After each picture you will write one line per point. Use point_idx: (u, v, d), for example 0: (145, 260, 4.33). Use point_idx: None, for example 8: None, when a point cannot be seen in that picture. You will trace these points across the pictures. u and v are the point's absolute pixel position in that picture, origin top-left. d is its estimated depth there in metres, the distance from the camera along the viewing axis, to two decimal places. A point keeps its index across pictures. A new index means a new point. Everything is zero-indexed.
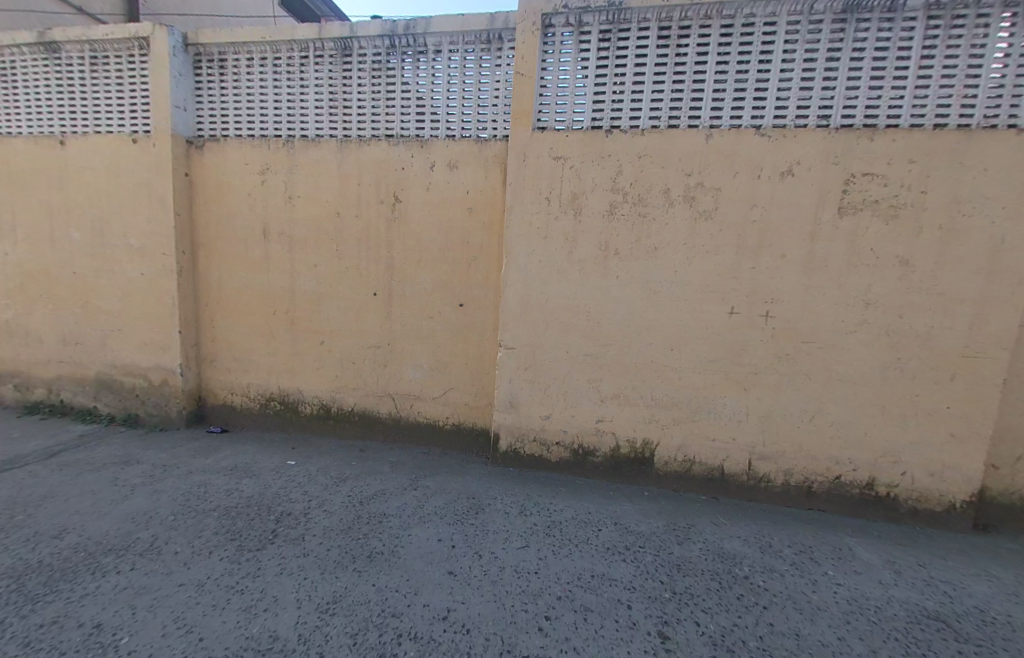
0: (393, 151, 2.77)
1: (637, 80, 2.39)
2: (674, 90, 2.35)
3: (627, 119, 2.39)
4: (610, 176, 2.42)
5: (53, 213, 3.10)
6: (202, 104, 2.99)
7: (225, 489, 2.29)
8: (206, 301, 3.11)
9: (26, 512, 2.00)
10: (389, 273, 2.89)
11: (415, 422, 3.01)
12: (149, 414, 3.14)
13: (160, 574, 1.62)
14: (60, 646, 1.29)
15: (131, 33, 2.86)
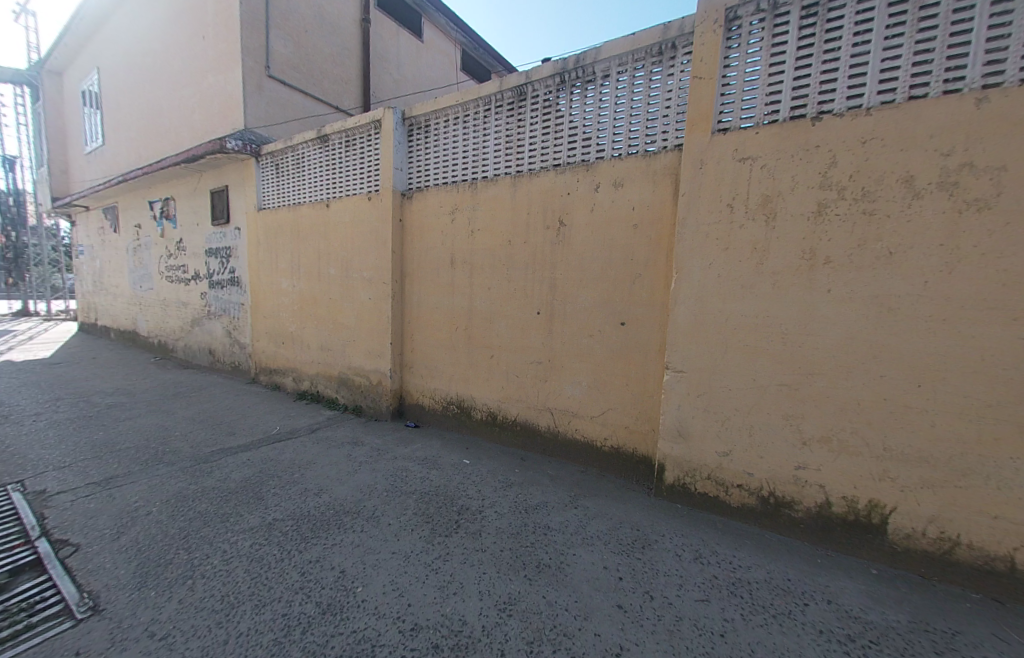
0: (560, 178, 2.92)
1: (857, 52, 1.96)
2: (918, 52, 1.84)
3: (842, 100, 1.98)
4: (816, 171, 2.03)
5: (320, 255, 4.30)
6: (412, 162, 3.73)
7: (418, 477, 2.71)
8: (408, 318, 3.81)
9: (299, 472, 2.74)
10: (553, 292, 3.01)
11: (574, 440, 3.02)
12: (368, 406, 3.98)
13: (379, 540, 2.00)
14: (322, 581, 1.71)
15: (369, 118, 3.79)
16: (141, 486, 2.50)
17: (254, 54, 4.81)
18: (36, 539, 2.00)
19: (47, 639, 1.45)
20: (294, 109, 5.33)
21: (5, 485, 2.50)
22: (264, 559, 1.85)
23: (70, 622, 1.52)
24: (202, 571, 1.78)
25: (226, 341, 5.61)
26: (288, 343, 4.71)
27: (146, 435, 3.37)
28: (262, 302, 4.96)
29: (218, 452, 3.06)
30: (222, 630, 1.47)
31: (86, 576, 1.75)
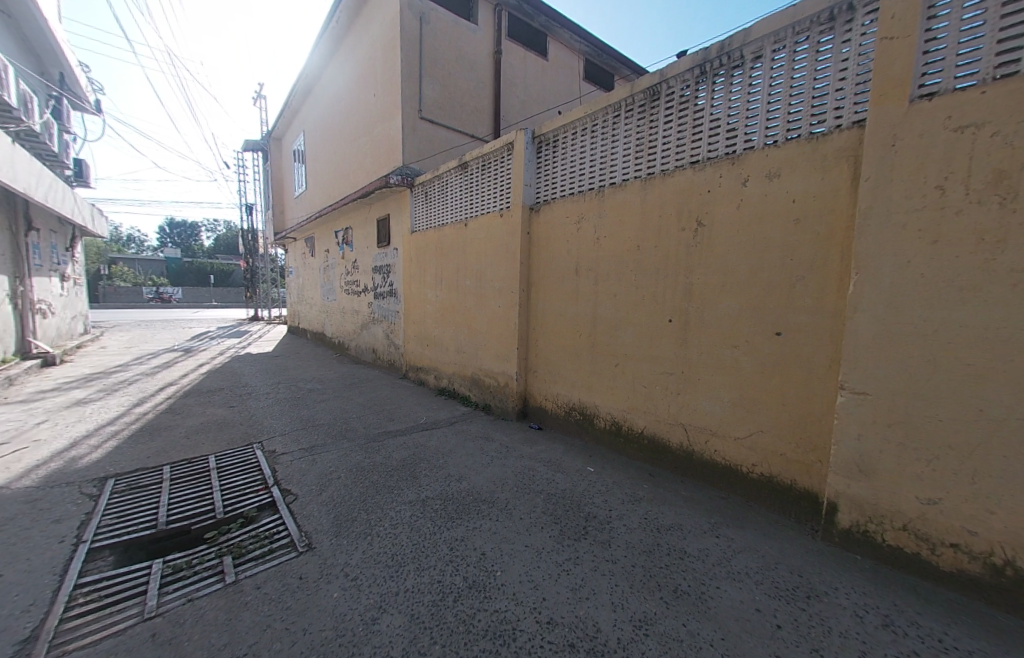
0: (699, 176, 2.71)
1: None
2: None
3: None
4: None
5: (458, 268, 4.78)
6: (540, 176, 3.88)
7: (545, 477, 2.78)
8: (533, 325, 3.96)
9: (442, 458, 3.08)
10: (688, 299, 2.80)
11: (712, 461, 2.73)
12: (496, 405, 4.25)
13: (513, 531, 2.12)
14: (466, 559, 1.91)
15: (503, 141, 4.07)
16: (330, 455, 3.14)
17: (410, 101, 5.67)
18: (272, 485, 2.68)
19: (283, 561, 1.94)
20: (439, 142, 6.09)
21: (250, 443, 3.41)
22: (420, 530, 2.15)
23: (294, 552, 2.00)
24: (376, 531, 2.15)
25: (384, 342, 6.64)
26: (431, 345, 5.34)
27: (332, 415, 4.21)
28: (412, 309, 5.74)
29: (381, 434, 3.64)
30: (393, 583, 1.76)
31: (301, 519, 2.28)
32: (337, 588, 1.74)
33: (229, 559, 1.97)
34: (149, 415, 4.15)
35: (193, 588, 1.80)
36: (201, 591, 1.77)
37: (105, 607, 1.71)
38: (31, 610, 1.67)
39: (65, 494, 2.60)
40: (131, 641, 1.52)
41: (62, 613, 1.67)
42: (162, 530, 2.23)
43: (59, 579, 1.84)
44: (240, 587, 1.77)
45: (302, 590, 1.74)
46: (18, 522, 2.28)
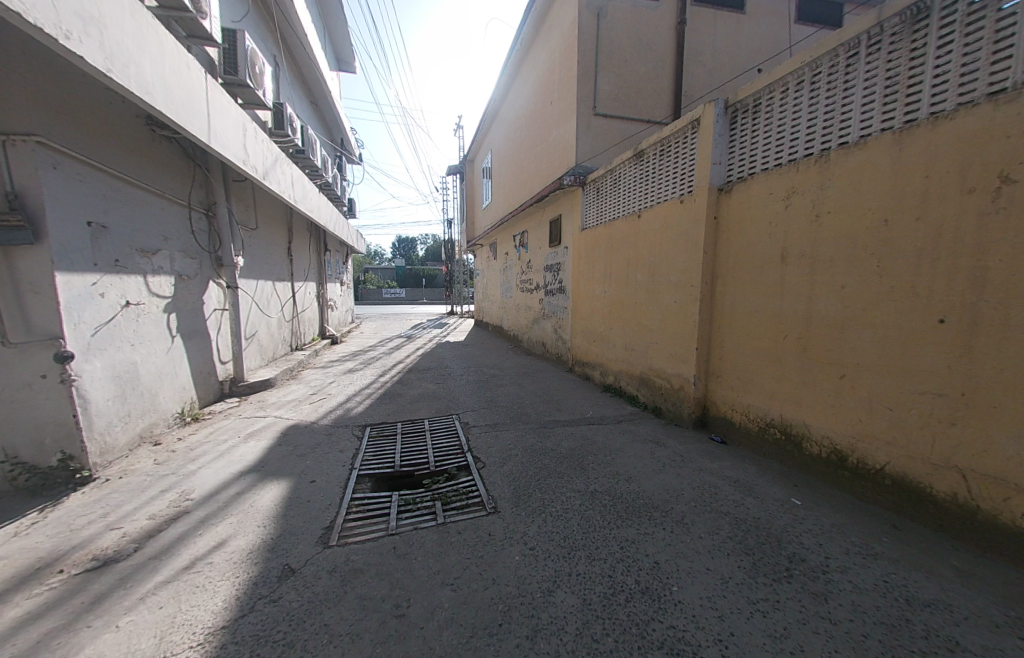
0: (1006, 111, 1.88)
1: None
2: None
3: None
4: None
5: (629, 262, 4.54)
6: (734, 151, 3.31)
7: (730, 498, 2.41)
8: (718, 323, 3.44)
9: (611, 455, 3.02)
10: (978, 293, 1.98)
11: (1017, 527, 1.88)
12: (669, 409, 3.89)
13: (692, 548, 1.92)
14: (640, 562, 1.83)
15: (687, 119, 3.63)
16: (508, 435, 3.46)
17: (586, 100, 5.72)
18: (466, 451, 3.14)
19: (478, 516, 2.25)
20: (613, 136, 5.95)
21: (449, 414, 4.07)
22: (591, 520, 2.16)
23: (485, 511, 2.29)
24: (550, 510, 2.26)
25: (554, 337, 6.92)
26: (599, 340, 5.28)
27: (511, 399, 4.65)
28: (581, 306, 5.79)
29: (552, 422, 3.81)
30: (566, 564, 1.83)
31: (489, 485, 2.60)
32: (518, 552, 1.92)
33: (438, 504, 2.41)
34: (385, 384, 5.42)
35: (417, 519, 2.27)
36: (421, 523, 2.22)
37: (364, 518, 2.32)
38: (329, 508, 2.42)
39: (343, 433, 3.65)
40: (380, 548, 2.03)
41: (346, 514, 2.35)
42: (395, 471, 2.88)
43: (342, 491, 2.60)
44: (447, 529, 2.15)
45: (491, 545, 1.99)
46: (321, 447, 3.32)
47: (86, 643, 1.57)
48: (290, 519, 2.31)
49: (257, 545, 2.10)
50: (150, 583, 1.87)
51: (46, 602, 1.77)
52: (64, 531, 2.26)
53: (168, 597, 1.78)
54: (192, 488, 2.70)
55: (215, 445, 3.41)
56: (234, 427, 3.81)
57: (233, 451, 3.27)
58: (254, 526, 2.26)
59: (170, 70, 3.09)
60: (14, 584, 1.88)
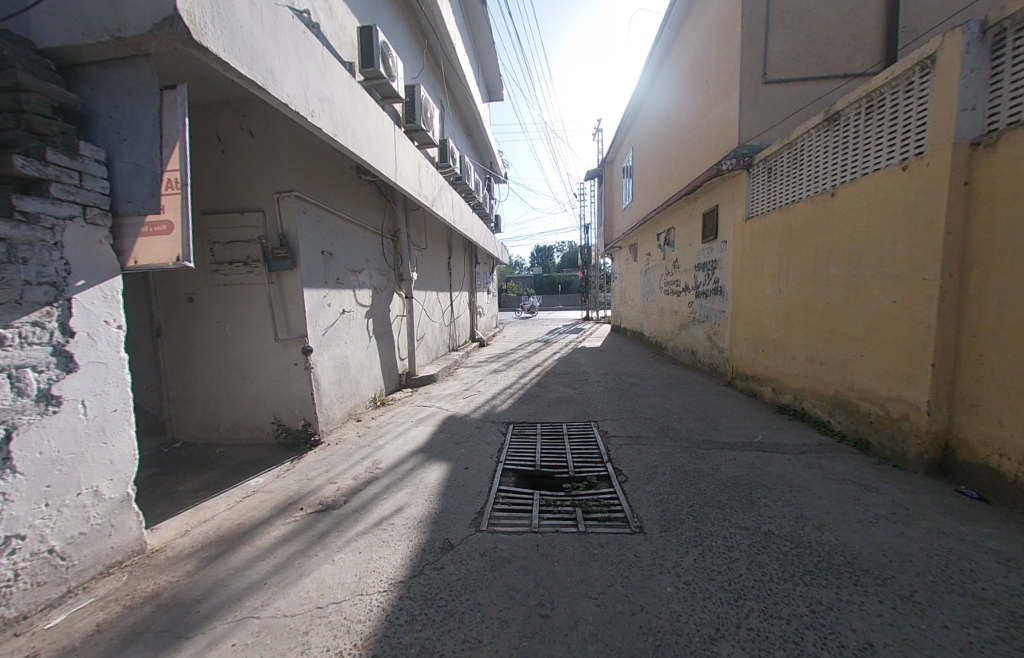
0: None
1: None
2: None
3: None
4: None
5: (817, 255, 3.67)
6: (999, 88, 2.35)
7: (1001, 582, 1.68)
8: (975, 332, 2.45)
9: (790, 492, 2.48)
10: None
11: None
12: (882, 444, 2.97)
13: (932, 640, 1.40)
14: (842, 639, 1.42)
15: (914, 59, 2.73)
16: (653, 449, 3.19)
17: (752, 69, 4.92)
18: (606, 461, 3.01)
19: (621, 532, 2.11)
20: (791, 104, 4.96)
21: (588, 421, 3.99)
22: (766, 568, 1.79)
23: (628, 529, 2.13)
24: (708, 544, 1.97)
25: (707, 344, 6.14)
26: (771, 350, 4.44)
27: (655, 411, 4.28)
28: (745, 309, 4.97)
29: (708, 442, 3.35)
30: (733, 612, 1.55)
31: (632, 501, 2.42)
32: (670, 584, 1.72)
33: (579, 511, 2.35)
34: (525, 386, 5.65)
35: (559, 523, 2.25)
36: (563, 527, 2.19)
37: (509, 511, 2.42)
38: (480, 496, 2.60)
39: (490, 427, 3.93)
40: (524, 544, 2.07)
41: (493, 505, 2.49)
42: (536, 470, 2.95)
43: (490, 482, 2.78)
44: (589, 539, 2.07)
45: (638, 568, 1.83)
46: (473, 438, 3.63)
47: (315, 568, 2.03)
48: (450, 499, 2.58)
49: (426, 517, 2.40)
50: (354, 531, 2.32)
51: (292, 530, 2.36)
52: (303, 480, 3.00)
53: (365, 546, 2.16)
54: (380, 459, 3.28)
55: (396, 426, 4.08)
56: (407, 414, 4.49)
57: (408, 433, 3.85)
58: (423, 500, 2.59)
59: (372, 127, 3.85)
60: (276, 512, 2.57)
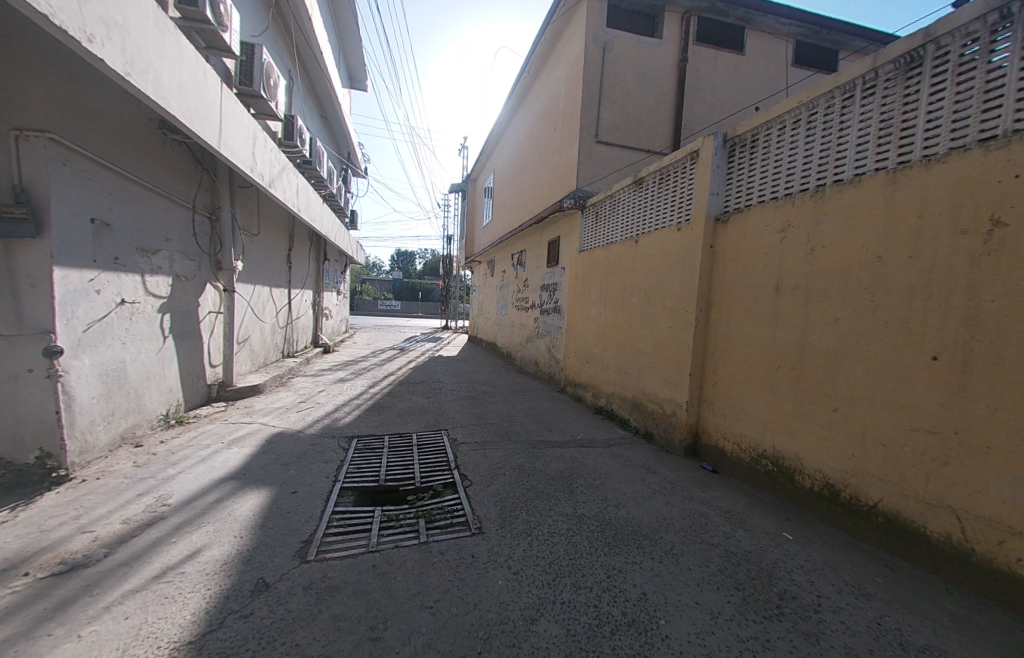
0: (998, 156, 1.84)
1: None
2: None
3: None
4: None
5: (625, 286, 4.55)
6: (730, 183, 3.35)
7: (721, 529, 2.36)
8: (713, 351, 3.40)
9: (601, 479, 2.97)
10: (971, 328, 1.91)
11: (1011, 573, 1.76)
12: (660, 435, 3.83)
13: (680, 581, 1.86)
14: (626, 594, 1.77)
15: (687, 150, 3.70)
16: (497, 452, 3.40)
17: (588, 128, 5.87)
18: (452, 468, 3.07)
19: (460, 536, 2.18)
20: (614, 163, 6.08)
21: (438, 430, 4.00)
22: (578, 546, 2.10)
23: (469, 531, 2.21)
24: (536, 533, 2.20)
25: (547, 356, 6.88)
26: (592, 362, 5.25)
27: (500, 417, 4.58)
28: (576, 326, 5.78)
29: (543, 443, 3.74)
30: (550, 591, 1.77)
31: (474, 504, 2.53)
32: (501, 577, 1.85)
33: (422, 522, 2.33)
34: (373, 396, 5.33)
35: (398, 537, 2.19)
36: (402, 541, 2.14)
37: (344, 533, 2.24)
38: (309, 521, 2.33)
39: (330, 443, 3.55)
40: (359, 566, 1.94)
41: (323, 529, 2.26)
42: (378, 484, 2.81)
43: (323, 503, 2.52)
44: (429, 548, 2.07)
45: (473, 568, 1.91)
46: (306, 456, 3.24)
47: (43, 653, 1.47)
48: (268, 530, 2.23)
49: (233, 556, 2.02)
50: (117, 592, 1.77)
51: (4, 608, 1.67)
52: (34, 532, 2.16)
53: (136, 607, 1.69)
54: (170, 492, 2.61)
55: (198, 450, 3.31)
56: (217, 432, 3.71)
57: (215, 456, 3.18)
58: (231, 537, 2.17)
59: (186, 79, 3.12)
60: None
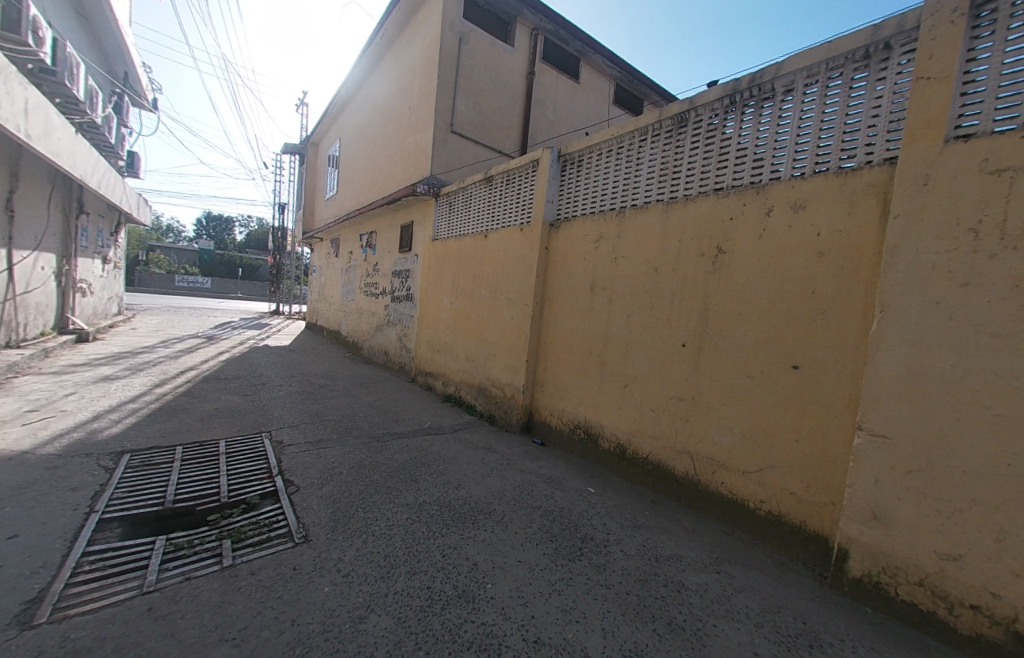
0: (722, 203, 2.57)
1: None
2: None
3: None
4: None
5: (474, 278, 4.75)
6: (561, 193, 3.80)
7: (544, 494, 2.74)
8: (545, 340, 3.85)
9: (443, 465, 3.07)
10: (703, 323, 2.63)
11: (718, 493, 2.52)
12: (501, 416, 4.17)
13: (505, 546, 2.10)
14: (457, 568, 1.90)
15: (529, 158, 4.04)
16: (334, 451, 3.17)
17: (443, 115, 5.81)
18: (275, 475, 2.73)
19: (278, 550, 1.97)
20: (467, 156, 6.19)
21: (260, 432, 3.48)
22: (415, 533, 2.15)
23: (291, 543, 2.03)
24: (371, 530, 2.16)
25: (396, 345, 6.67)
26: (442, 351, 5.33)
27: (339, 412, 4.26)
28: (426, 315, 5.76)
29: (386, 435, 3.64)
30: (381, 584, 1.76)
31: (301, 510, 2.32)
32: (328, 583, 1.76)
33: (227, 543, 2.02)
34: (165, 397, 4.27)
35: (192, 567, 1.85)
36: (196, 572, 1.81)
37: (107, 577, 1.77)
38: (40, 572, 1.74)
39: (83, 464, 2.71)
40: (128, 612, 1.57)
41: (68, 578, 1.73)
42: (167, 507, 2.29)
43: (70, 545, 1.92)
44: (235, 571, 1.81)
45: (294, 581, 1.76)
46: (44, 486, 2.40)
47: None
48: None
49: None
50: None
51: None
52: None
53: None
54: None
55: None
56: None
57: None
58: None
59: None
60: None
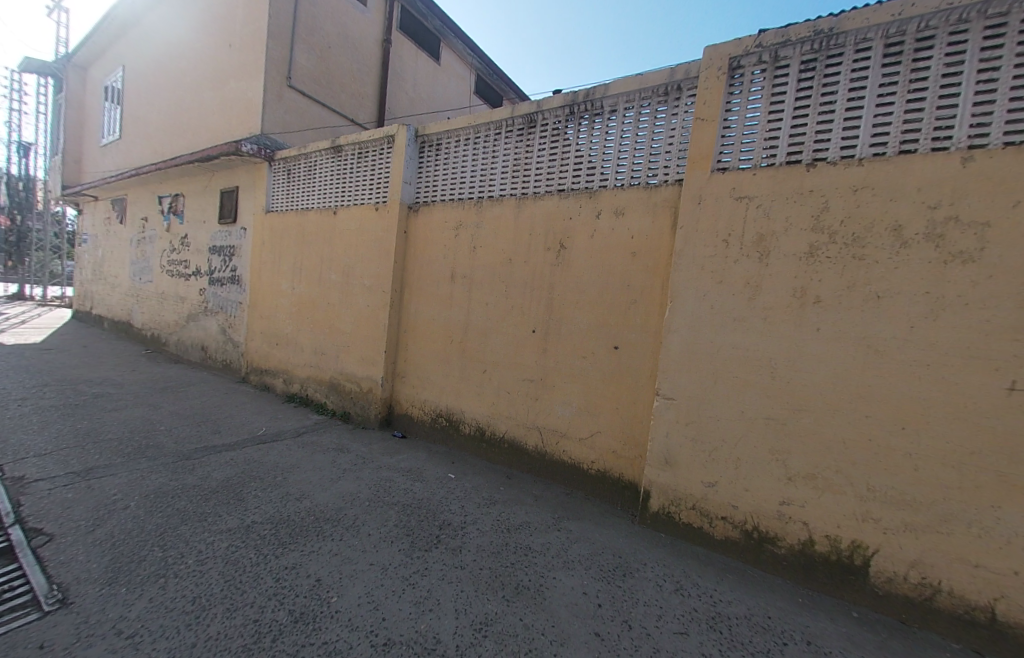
0: (563, 203, 2.84)
1: (884, 93, 1.85)
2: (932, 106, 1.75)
3: (865, 148, 1.86)
4: (822, 212, 1.93)
5: (322, 260, 4.23)
6: (420, 176, 3.66)
7: (402, 488, 2.67)
8: (404, 329, 3.71)
9: (283, 476, 2.71)
10: (549, 310, 2.89)
11: (561, 461, 2.85)
12: (356, 412, 3.88)
13: (355, 552, 1.98)
14: (297, 589, 1.71)
15: (383, 133, 3.74)
16: (122, 480, 2.46)
17: (277, 64, 4.91)
18: (10, 526, 1.97)
19: (13, 629, 1.43)
20: (311, 119, 5.40)
21: None
22: (241, 562, 1.85)
23: (36, 614, 1.50)
24: (176, 570, 1.77)
25: (219, 339, 5.53)
26: (283, 344, 4.63)
27: (130, 428, 3.33)
28: (260, 303, 4.91)
29: (203, 450, 3.00)
30: (192, 632, 1.47)
31: (58, 567, 1.73)
32: (101, 652, 1.36)
33: None
34: None
35: None
36: None
37: None
38: None
39: None
40: None
41: None
42: None
43: None
44: None
45: None
46: None
47: None
48: None
49: None
50: None
51: None
52: None
53: None
54: None
55: None
56: None
57: None
58: None
59: None
60: None
